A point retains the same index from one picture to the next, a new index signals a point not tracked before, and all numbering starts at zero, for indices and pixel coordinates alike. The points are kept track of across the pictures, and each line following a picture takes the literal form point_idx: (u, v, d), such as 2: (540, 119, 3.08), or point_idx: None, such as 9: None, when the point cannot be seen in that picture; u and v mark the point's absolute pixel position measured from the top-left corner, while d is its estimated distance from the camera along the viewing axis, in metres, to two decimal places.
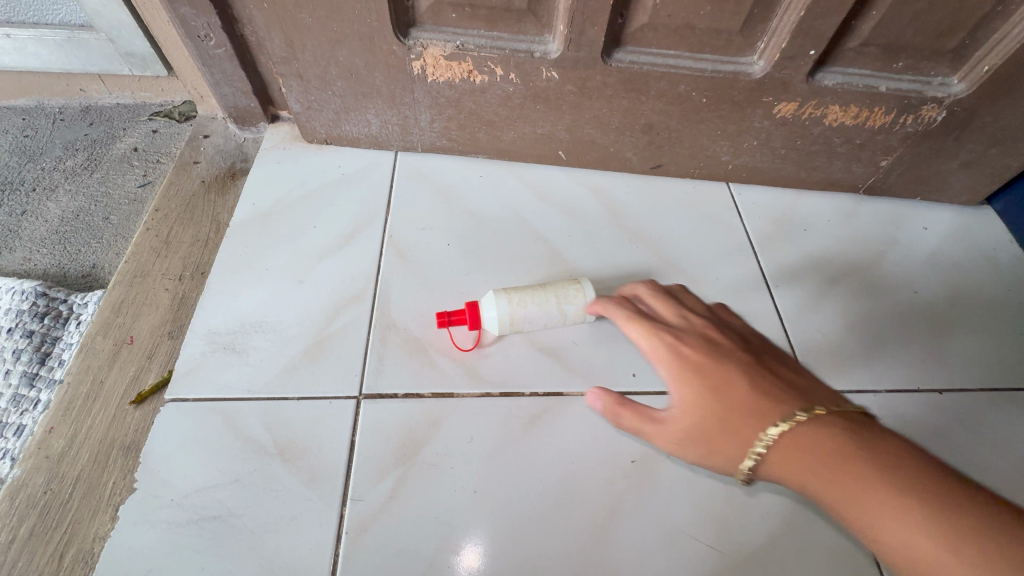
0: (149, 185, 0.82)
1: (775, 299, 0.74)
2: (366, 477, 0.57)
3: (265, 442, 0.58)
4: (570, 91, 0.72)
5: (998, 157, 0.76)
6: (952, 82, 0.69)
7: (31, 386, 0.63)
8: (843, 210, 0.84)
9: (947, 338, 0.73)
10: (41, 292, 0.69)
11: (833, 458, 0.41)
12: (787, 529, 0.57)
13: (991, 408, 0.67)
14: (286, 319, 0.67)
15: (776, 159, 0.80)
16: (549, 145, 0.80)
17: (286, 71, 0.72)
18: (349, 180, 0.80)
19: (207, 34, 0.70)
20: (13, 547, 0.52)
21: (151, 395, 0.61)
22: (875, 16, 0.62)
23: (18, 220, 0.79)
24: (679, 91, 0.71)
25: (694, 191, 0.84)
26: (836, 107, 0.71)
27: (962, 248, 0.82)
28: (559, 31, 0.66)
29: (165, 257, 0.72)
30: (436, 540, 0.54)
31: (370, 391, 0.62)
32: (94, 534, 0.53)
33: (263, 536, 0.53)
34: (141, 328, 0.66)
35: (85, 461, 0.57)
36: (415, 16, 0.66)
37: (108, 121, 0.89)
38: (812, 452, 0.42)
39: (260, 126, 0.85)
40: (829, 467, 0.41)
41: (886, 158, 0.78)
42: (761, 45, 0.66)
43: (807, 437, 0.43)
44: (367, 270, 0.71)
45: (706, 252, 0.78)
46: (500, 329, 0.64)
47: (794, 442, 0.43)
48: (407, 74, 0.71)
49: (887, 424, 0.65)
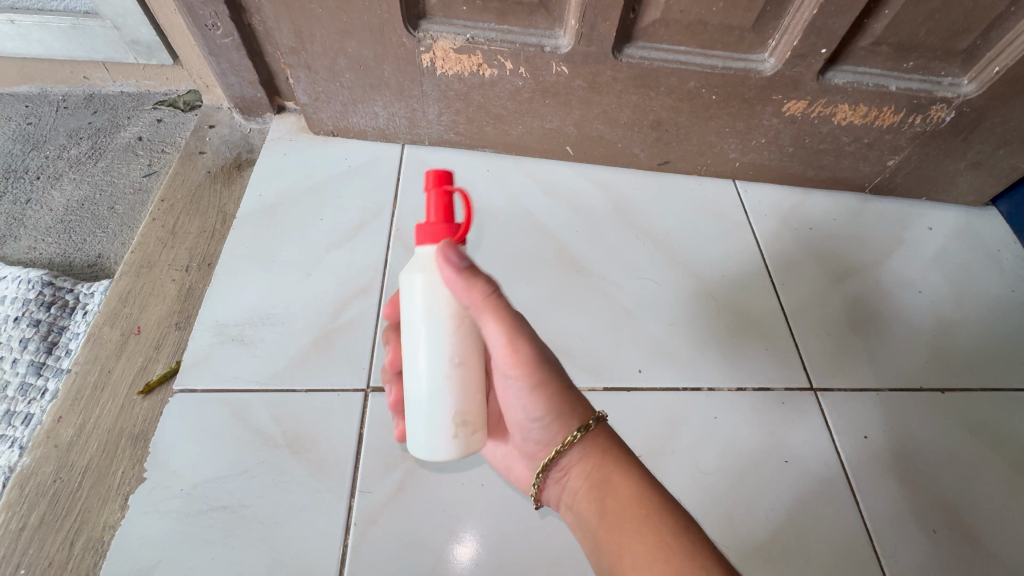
0: (154, 175, 0.81)
1: (780, 297, 0.74)
2: (374, 470, 0.57)
3: (274, 434, 0.58)
4: (579, 87, 0.72)
5: (1006, 157, 0.76)
6: (962, 83, 0.69)
7: (39, 375, 0.63)
8: (848, 209, 0.84)
9: (950, 336, 0.73)
10: (47, 281, 0.68)
11: (644, 488, 0.42)
12: (790, 526, 0.58)
13: (990, 408, 0.68)
14: (294, 312, 0.67)
15: (784, 157, 0.80)
16: (556, 140, 0.80)
17: (294, 62, 0.71)
18: (356, 172, 0.80)
19: (215, 23, 0.69)
20: (23, 535, 0.52)
21: (159, 385, 0.61)
22: (887, 15, 0.62)
23: (22, 209, 0.78)
24: (690, 88, 0.70)
25: (701, 188, 0.84)
26: (845, 106, 0.71)
27: (966, 248, 0.82)
28: (571, 26, 0.66)
29: (171, 248, 0.72)
30: (443, 532, 0.54)
31: (378, 384, 0.62)
32: (104, 523, 0.53)
33: (273, 527, 0.54)
34: (148, 319, 0.66)
35: (95, 450, 0.57)
36: (425, 8, 0.66)
37: (113, 110, 0.89)
38: (622, 474, 0.43)
39: (266, 117, 0.85)
40: (634, 497, 0.42)
41: (893, 158, 0.79)
42: (773, 43, 0.66)
43: (621, 451, 0.45)
44: (374, 264, 0.71)
45: (713, 250, 0.78)
46: (432, 292, 0.44)
47: (609, 447, 0.45)
48: (416, 67, 0.71)
49: (890, 423, 0.65)
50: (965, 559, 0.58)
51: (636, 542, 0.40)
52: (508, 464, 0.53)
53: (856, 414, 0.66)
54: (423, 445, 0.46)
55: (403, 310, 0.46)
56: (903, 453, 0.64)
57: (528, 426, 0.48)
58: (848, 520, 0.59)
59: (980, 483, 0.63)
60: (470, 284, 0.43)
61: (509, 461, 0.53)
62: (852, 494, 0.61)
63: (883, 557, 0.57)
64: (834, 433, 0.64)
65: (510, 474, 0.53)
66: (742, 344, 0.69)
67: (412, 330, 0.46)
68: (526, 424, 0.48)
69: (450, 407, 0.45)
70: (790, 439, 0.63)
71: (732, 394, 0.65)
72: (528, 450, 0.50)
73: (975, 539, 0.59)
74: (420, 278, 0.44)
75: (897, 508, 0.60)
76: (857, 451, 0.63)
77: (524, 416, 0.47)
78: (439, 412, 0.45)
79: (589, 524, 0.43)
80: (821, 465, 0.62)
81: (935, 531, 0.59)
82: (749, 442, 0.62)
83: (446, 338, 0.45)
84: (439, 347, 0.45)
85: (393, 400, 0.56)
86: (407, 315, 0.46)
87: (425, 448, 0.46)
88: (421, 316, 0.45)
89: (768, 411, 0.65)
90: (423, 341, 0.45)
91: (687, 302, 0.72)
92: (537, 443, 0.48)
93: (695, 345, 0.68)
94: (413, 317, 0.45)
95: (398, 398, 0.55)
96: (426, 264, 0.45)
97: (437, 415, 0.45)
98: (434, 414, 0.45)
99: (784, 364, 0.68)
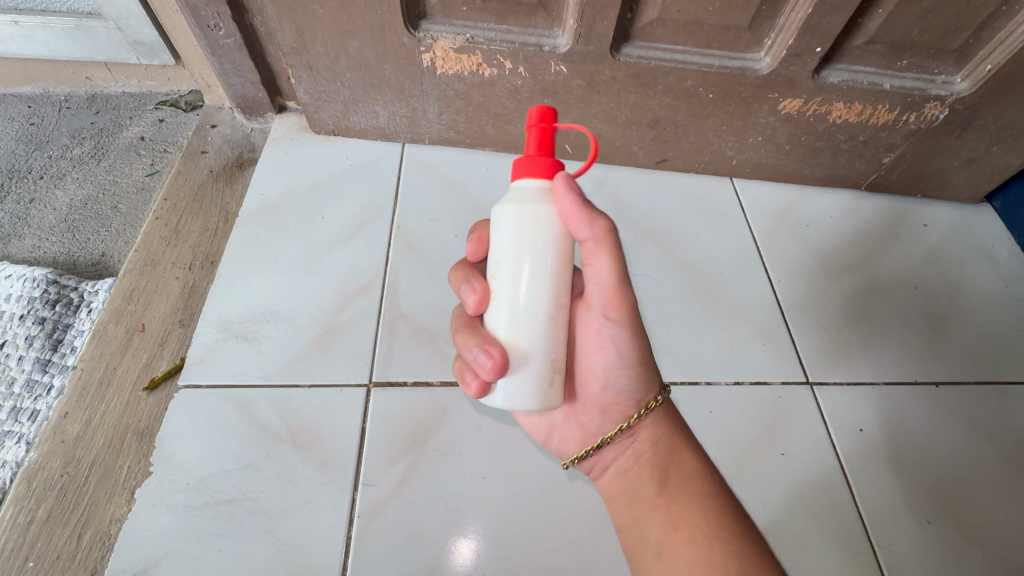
0: (157, 174, 0.82)
1: (777, 293, 0.75)
2: (376, 463, 0.58)
3: (278, 428, 0.59)
4: (578, 85, 0.72)
5: (1000, 155, 0.77)
6: (955, 81, 0.70)
7: (45, 372, 0.63)
8: (844, 206, 0.85)
9: (944, 330, 0.74)
10: (52, 279, 0.69)
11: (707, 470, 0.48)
12: (787, 517, 0.59)
13: (984, 400, 0.69)
14: (297, 309, 0.68)
15: (780, 154, 0.81)
16: (555, 138, 0.81)
17: (296, 62, 0.72)
18: (356, 170, 0.80)
19: (217, 23, 0.70)
20: (32, 528, 0.53)
21: (164, 381, 0.62)
22: (881, 15, 0.63)
23: (26, 208, 0.79)
24: (687, 86, 0.71)
25: (698, 186, 0.85)
26: (840, 104, 0.72)
27: (961, 244, 0.83)
28: (569, 25, 0.66)
29: (175, 246, 0.73)
30: (445, 525, 0.55)
31: (380, 379, 0.63)
32: (111, 516, 0.54)
33: (278, 519, 0.54)
34: (152, 316, 0.67)
35: (101, 445, 0.58)
36: (425, 9, 0.67)
37: (114, 110, 0.89)
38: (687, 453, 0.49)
39: (267, 116, 0.86)
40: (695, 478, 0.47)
41: (888, 156, 0.80)
42: (769, 42, 0.67)
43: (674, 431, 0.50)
44: (376, 261, 0.72)
45: (710, 247, 0.79)
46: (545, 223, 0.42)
47: (674, 425, 0.51)
48: (417, 66, 0.72)
49: (885, 414, 0.67)
50: (957, 548, 0.59)
51: (719, 514, 0.44)
52: (552, 426, 0.55)
53: (852, 407, 0.67)
54: (528, 398, 0.43)
55: (500, 248, 0.43)
56: (898, 444, 0.65)
57: (611, 373, 0.49)
58: (844, 512, 0.60)
59: (973, 473, 0.64)
60: (593, 219, 0.42)
61: (555, 420, 0.55)
62: (848, 486, 0.61)
63: (877, 546, 0.58)
64: (830, 427, 0.65)
65: (552, 436, 0.55)
66: (739, 340, 0.70)
67: (515, 268, 0.43)
68: (609, 371, 0.49)
69: (546, 352, 0.43)
70: (787, 433, 0.64)
71: (729, 388, 0.66)
72: (600, 403, 0.51)
73: (968, 528, 0.60)
74: (532, 211, 0.42)
75: (892, 499, 0.61)
76: (853, 444, 0.64)
77: (609, 364, 0.49)
78: (542, 362, 0.43)
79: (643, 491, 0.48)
80: (817, 458, 0.63)
81: (929, 522, 0.60)
82: (747, 435, 0.63)
83: (540, 277, 0.43)
84: (546, 289, 0.43)
85: (489, 368, 0.43)
86: (509, 253, 0.43)
87: (530, 399, 0.43)
88: (531, 248, 0.42)
89: (765, 405, 0.65)
90: (527, 284, 0.43)
91: (684, 298, 0.73)
92: (612, 396, 0.50)
93: (693, 341, 0.69)
94: (525, 250, 0.42)
95: (499, 362, 0.43)
96: (537, 196, 0.43)
97: (540, 366, 0.43)
98: (535, 361, 0.43)
99: (781, 359, 0.69)
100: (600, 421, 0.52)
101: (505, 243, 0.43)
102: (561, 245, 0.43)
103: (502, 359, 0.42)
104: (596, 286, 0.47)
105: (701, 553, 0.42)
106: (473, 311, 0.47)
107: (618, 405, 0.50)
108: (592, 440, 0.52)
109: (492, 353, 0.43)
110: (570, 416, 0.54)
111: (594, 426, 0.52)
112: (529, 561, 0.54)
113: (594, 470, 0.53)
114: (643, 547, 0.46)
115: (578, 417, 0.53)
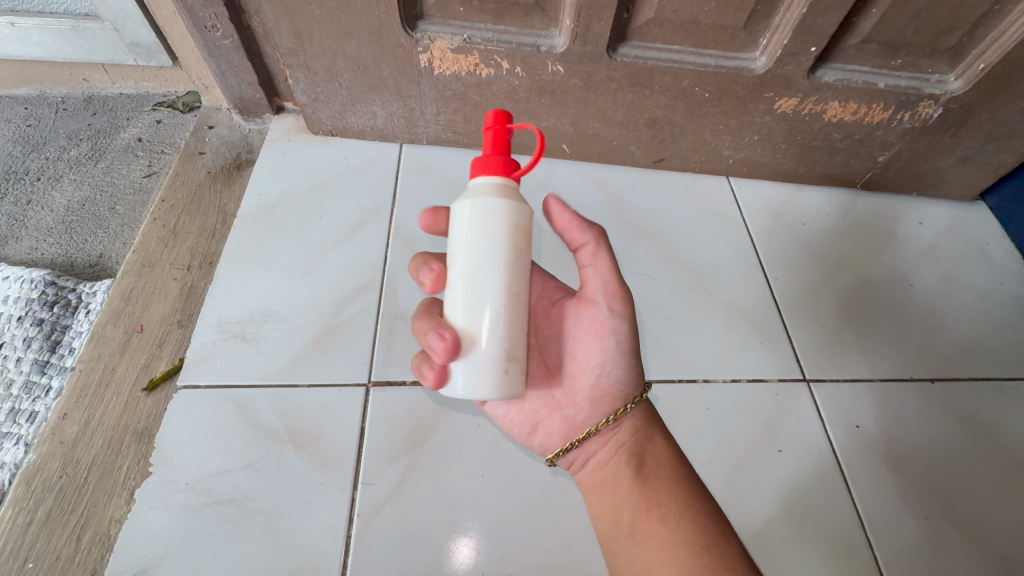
0: (155, 175, 0.82)
1: (773, 291, 0.76)
2: (376, 462, 0.58)
3: (278, 428, 0.59)
4: (575, 85, 0.73)
5: (994, 153, 0.78)
6: (949, 80, 0.70)
7: (42, 373, 0.63)
8: (840, 204, 0.86)
9: (940, 328, 0.75)
10: (50, 280, 0.69)
11: (679, 459, 0.50)
12: (785, 513, 0.59)
13: (980, 397, 0.69)
14: (296, 309, 0.68)
15: (777, 153, 0.81)
16: (553, 138, 0.81)
17: (293, 62, 0.72)
18: (355, 171, 0.81)
19: (214, 24, 0.70)
20: (31, 530, 0.53)
21: (162, 382, 0.62)
22: (876, 14, 0.63)
23: (24, 210, 0.79)
24: (683, 86, 0.72)
25: (695, 185, 0.85)
26: (836, 103, 0.72)
27: (956, 242, 0.84)
28: (565, 26, 0.67)
29: (173, 247, 0.73)
30: (445, 524, 0.56)
31: (379, 379, 0.63)
32: (111, 517, 0.54)
33: (278, 519, 0.55)
34: (150, 317, 0.67)
35: (100, 446, 0.58)
36: (422, 9, 0.67)
37: (112, 112, 0.89)
38: (662, 442, 0.51)
39: (265, 116, 0.86)
40: (669, 466, 0.49)
41: (883, 154, 0.80)
42: (764, 41, 0.67)
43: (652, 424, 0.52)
44: (375, 262, 0.72)
45: (708, 245, 0.79)
46: (503, 215, 0.42)
47: (653, 419, 0.52)
48: (414, 67, 0.72)
49: (881, 411, 0.67)
50: (955, 544, 0.60)
51: (692, 497, 0.46)
52: (536, 420, 0.53)
53: (849, 404, 0.67)
54: (478, 383, 0.42)
55: (457, 236, 0.43)
56: (894, 440, 0.65)
57: (605, 365, 0.50)
58: (842, 509, 0.60)
59: (970, 469, 0.64)
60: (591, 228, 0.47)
61: (539, 415, 0.53)
62: (845, 482, 0.62)
63: (875, 542, 0.59)
64: (827, 424, 0.65)
65: (534, 432, 0.54)
66: (737, 338, 0.71)
67: (473, 254, 0.43)
68: (604, 363, 0.50)
69: (499, 338, 0.43)
70: (785, 430, 0.64)
71: (727, 386, 0.67)
72: (589, 394, 0.51)
73: (965, 524, 0.61)
74: (489, 203, 0.42)
75: (889, 495, 0.62)
76: (850, 441, 0.64)
77: (604, 356, 0.49)
78: (496, 349, 0.42)
79: (620, 477, 0.49)
80: (815, 455, 0.63)
81: (926, 518, 0.61)
82: (745, 433, 0.63)
83: (498, 264, 0.43)
84: (503, 277, 0.43)
85: (440, 350, 0.42)
86: (465, 240, 0.43)
87: (480, 386, 0.42)
88: (489, 237, 0.42)
89: (762, 402, 0.66)
90: (484, 270, 0.43)
91: (682, 297, 0.73)
92: (605, 386, 0.50)
93: (691, 339, 0.70)
94: (481, 240, 0.42)
95: (450, 344, 0.42)
96: (495, 190, 0.43)
97: (494, 352, 0.42)
98: (490, 347, 0.42)
99: (779, 357, 0.70)
100: (586, 413, 0.51)
101: (463, 231, 0.43)
102: (521, 238, 0.44)
103: (452, 342, 0.42)
104: (596, 282, 0.48)
105: (671, 533, 0.44)
106: (430, 289, 0.50)
107: (610, 396, 0.50)
108: (577, 433, 0.52)
109: (444, 335, 0.42)
110: (554, 410, 0.53)
111: (580, 418, 0.52)
112: (529, 558, 0.55)
113: (573, 459, 0.52)
114: (616, 529, 0.47)
115: (563, 410, 0.52)
